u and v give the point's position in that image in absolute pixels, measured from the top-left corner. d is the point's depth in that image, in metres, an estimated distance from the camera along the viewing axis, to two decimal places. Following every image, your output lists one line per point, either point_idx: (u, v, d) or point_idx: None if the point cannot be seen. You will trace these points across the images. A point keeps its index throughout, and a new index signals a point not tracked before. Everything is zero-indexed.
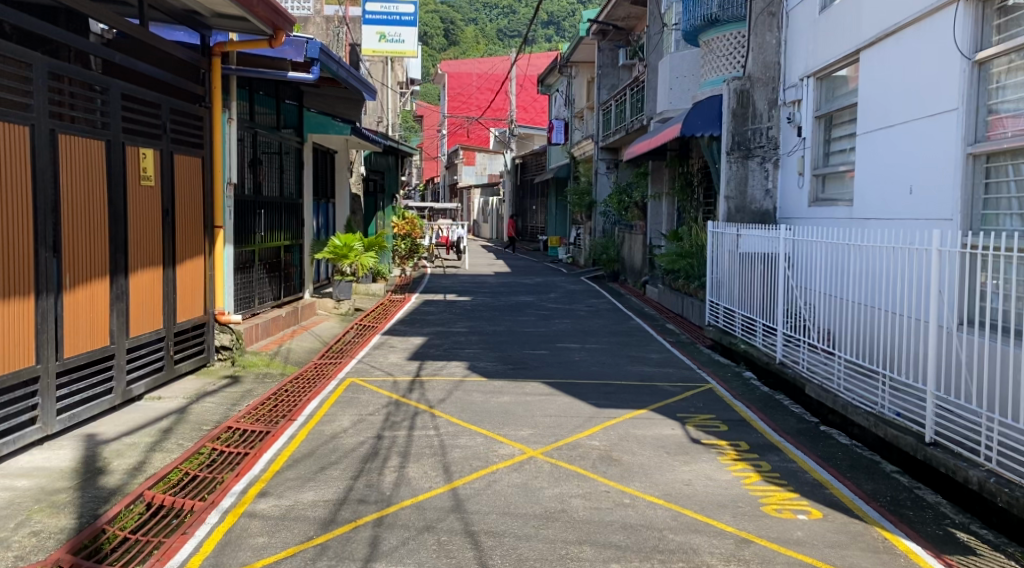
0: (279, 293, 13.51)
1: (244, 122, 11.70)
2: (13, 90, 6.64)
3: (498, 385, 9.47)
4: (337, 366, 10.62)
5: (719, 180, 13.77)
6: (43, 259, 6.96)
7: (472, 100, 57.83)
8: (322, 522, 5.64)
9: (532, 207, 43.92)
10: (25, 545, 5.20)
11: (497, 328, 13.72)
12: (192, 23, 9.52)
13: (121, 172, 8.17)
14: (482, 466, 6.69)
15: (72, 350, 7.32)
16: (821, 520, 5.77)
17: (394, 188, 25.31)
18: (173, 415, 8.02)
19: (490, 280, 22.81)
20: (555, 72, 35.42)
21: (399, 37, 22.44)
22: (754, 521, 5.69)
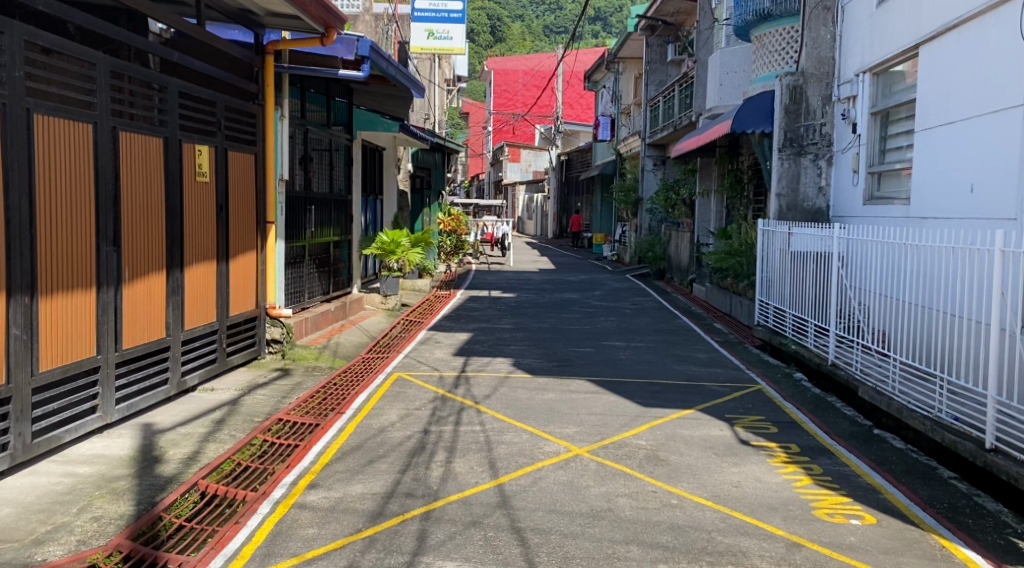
0: (328, 288, 13.70)
1: (295, 119, 11.87)
2: (76, 88, 6.82)
3: (543, 382, 9.49)
4: (384, 360, 10.73)
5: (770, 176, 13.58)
6: (104, 252, 7.15)
7: (518, 97, 57.89)
8: (371, 515, 5.71)
9: (577, 204, 43.81)
10: (88, 530, 5.36)
11: (542, 325, 13.76)
12: (246, 21, 9.69)
13: (177, 168, 8.34)
14: (528, 463, 6.72)
15: (131, 342, 7.51)
16: (876, 526, 5.70)
17: (441, 185, 25.46)
18: (226, 407, 8.17)
19: (535, 277, 22.84)
20: (602, 68, 35.38)
21: (448, 34, 22.55)
22: (806, 525, 5.65)
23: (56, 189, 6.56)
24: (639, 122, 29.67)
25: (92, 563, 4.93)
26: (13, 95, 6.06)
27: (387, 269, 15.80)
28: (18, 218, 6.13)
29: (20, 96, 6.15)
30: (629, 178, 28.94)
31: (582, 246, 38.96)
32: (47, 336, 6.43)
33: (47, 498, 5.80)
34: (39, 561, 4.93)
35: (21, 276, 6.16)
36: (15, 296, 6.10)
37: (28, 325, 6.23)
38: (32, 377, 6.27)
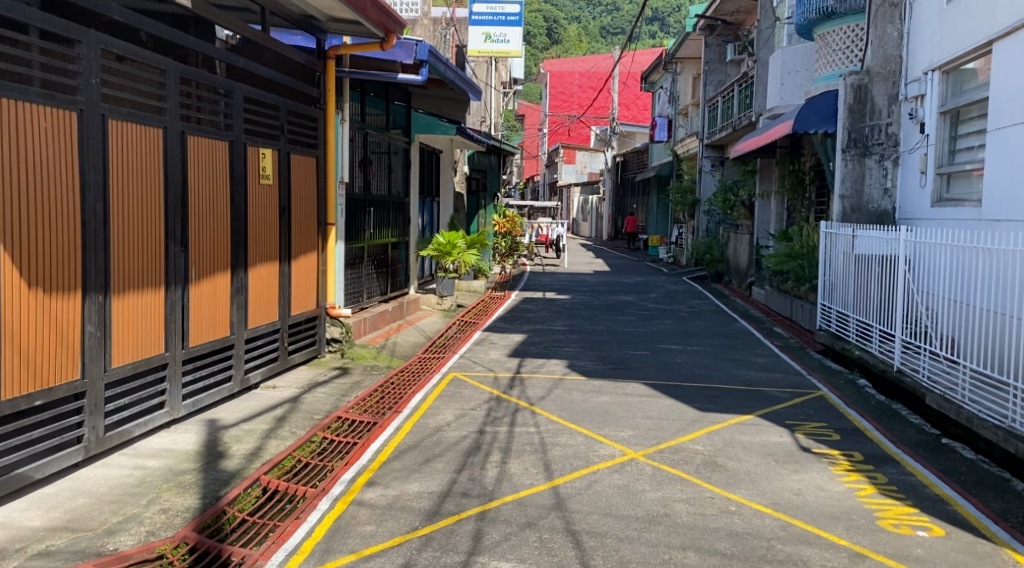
0: (386, 289, 13.90)
1: (355, 122, 12.08)
2: (148, 94, 7.06)
3: (598, 385, 9.51)
4: (440, 360, 10.84)
5: (835, 178, 13.47)
6: (172, 253, 7.39)
7: (574, 98, 57.83)
8: (427, 513, 5.81)
9: (633, 206, 43.59)
10: (156, 521, 5.55)
11: (597, 327, 13.76)
12: (308, 27, 9.90)
13: (242, 171, 8.57)
14: (583, 466, 6.75)
15: (197, 340, 7.75)
16: (944, 538, 5.62)
17: (496, 187, 25.60)
18: (288, 404, 8.37)
19: (590, 279, 22.83)
20: (659, 68, 35.18)
21: (505, 38, 22.64)
22: (870, 536, 5.59)
23: (129, 191, 6.80)
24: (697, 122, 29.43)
25: (160, 553, 5.11)
26: (89, 101, 6.31)
27: (443, 269, 15.87)
28: (94, 219, 6.38)
29: (96, 102, 6.40)
30: (687, 179, 28.68)
31: (638, 248, 38.79)
32: (119, 333, 6.67)
33: (118, 490, 6.02)
34: (111, 550, 5.13)
35: (95, 274, 6.41)
36: (90, 294, 6.35)
37: (101, 322, 6.47)
38: (105, 373, 6.52)
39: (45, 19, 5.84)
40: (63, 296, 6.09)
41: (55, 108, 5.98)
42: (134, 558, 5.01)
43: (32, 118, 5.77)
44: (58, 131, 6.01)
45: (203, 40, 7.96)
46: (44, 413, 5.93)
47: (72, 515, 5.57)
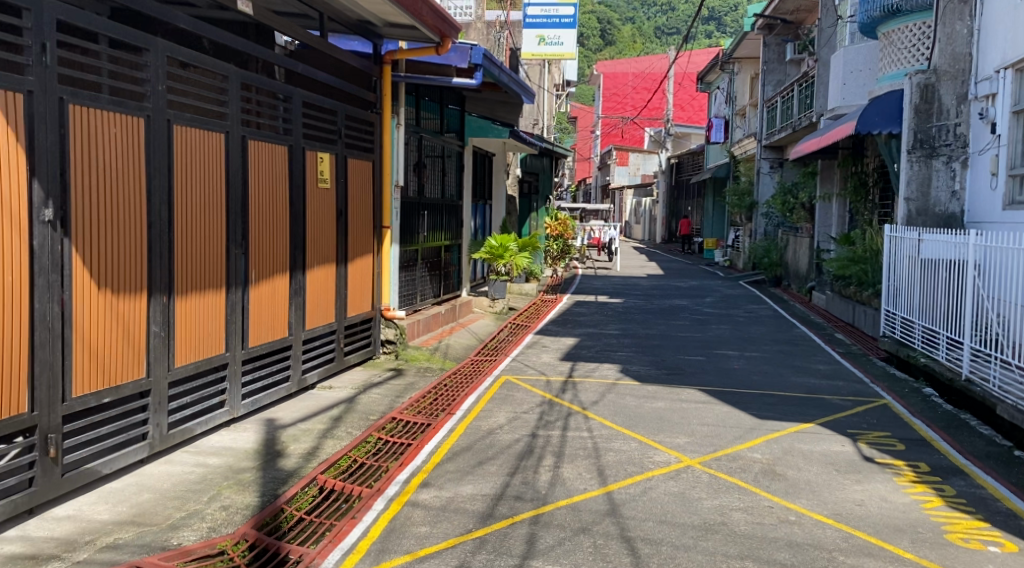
0: (439, 291, 14.02)
1: (410, 126, 12.22)
2: (210, 100, 7.23)
3: (653, 391, 9.47)
4: (493, 363, 10.89)
5: (901, 179, 13.32)
6: (233, 255, 7.56)
7: (628, 99, 57.60)
8: (481, 516, 5.86)
9: (688, 208, 43.26)
10: (217, 518, 5.69)
11: (651, 331, 13.70)
12: (365, 32, 10.03)
13: (301, 175, 8.72)
14: (637, 472, 6.74)
15: (256, 340, 7.91)
16: (1015, 554, 5.48)
17: (549, 189, 25.60)
18: (343, 404, 8.51)
19: (644, 282, 22.72)
20: (716, 68, 34.88)
21: (559, 40, 22.63)
22: (938, 550, 5.48)
23: (191, 194, 6.96)
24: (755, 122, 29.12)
25: (221, 549, 5.23)
26: (156, 108, 6.48)
27: (495, 273, 15.98)
28: (159, 222, 6.56)
29: (162, 109, 6.57)
30: (743, 181, 28.30)
31: (692, 251, 38.47)
32: (182, 334, 6.85)
33: (181, 486, 6.18)
34: (175, 545, 5.27)
35: (160, 276, 6.58)
36: (154, 295, 6.53)
37: (165, 323, 6.65)
38: (169, 372, 6.70)
39: (114, 28, 6.01)
40: (130, 297, 6.28)
41: (123, 114, 6.15)
42: (197, 553, 5.14)
43: (101, 125, 5.94)
44: (125, 137, 6.19)
45: (264, 47, 8.12)
46: (111, 410, 6.12)
47: (137, 510, 5.73)
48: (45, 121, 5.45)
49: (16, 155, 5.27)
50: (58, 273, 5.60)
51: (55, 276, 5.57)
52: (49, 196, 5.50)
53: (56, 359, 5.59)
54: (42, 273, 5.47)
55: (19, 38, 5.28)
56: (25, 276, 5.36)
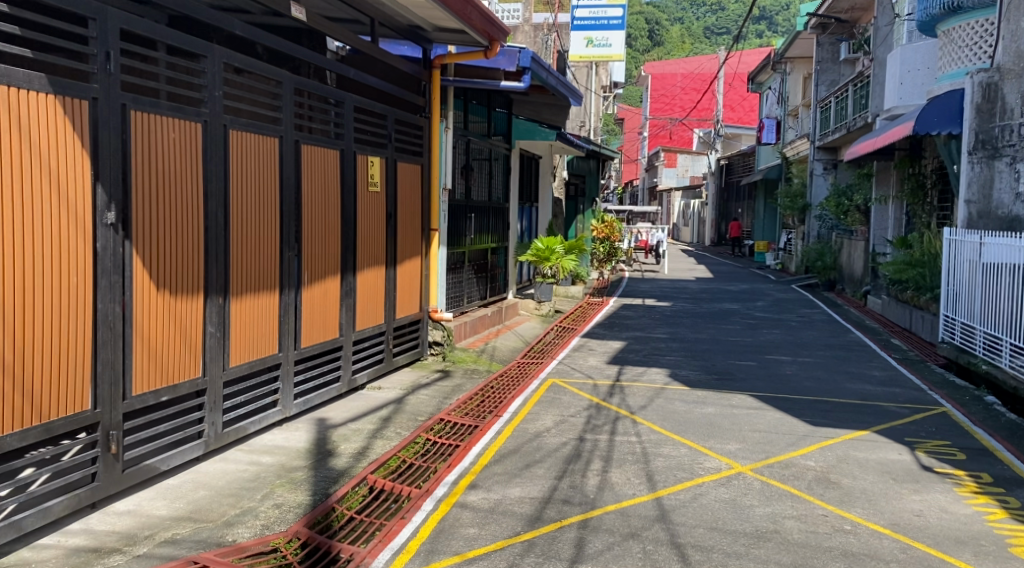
0: (486, 294, 14.10)
1: (458, 130, 12.31)
2: (265, 105, 7.37)
3: (702, 396, 9.43)
4: (539, 366, 10.91)
5: (962, 180, 13.08)
6: (286, 257, 7.70)
7: (677, 100, 57.26)
8: (529, 519, 5.89)
9: (738, 210, 42.86)
10: (271, 516, 5.80)
11: (700, 335, 13.62)
12: (415, 37, 10.13)
13: (352, 178, 8.84)
14: (687, 478, 6.72)
15: (308, 341, 8.05)
16: None
17: (595, 192, 25.55)
18: (392, 405, 8.60)
19: (693, 285, 22.57)
20: (768, 68, 34.54)
21: (606, 42, 22.56)
22: (1000, 563, 5.38)
23: (246, 198, 7.11)
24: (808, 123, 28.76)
25: (275, 547, 5.33)
26: (213, 113, 6.62)
27: (541, 275, 15.84)
28: (215, 225, 6.71)
29: (219, 114, 6.71)
30: (795, 182, 27.92)
31: (742, 254, 38.10)
32: (236, 334, 6.99)
33: (236, 483, 6.31)
34: (230, 542, 5.38)
35: (216, 278, 6.73)
36: (211, 296, 6.68)
37: (221, 323, 6.80)
38: (224, 371, 6.85)
39: (173, 36, 6.17)
40: (187, 298, 6.43)
41: (181, 120, 6.30)
42: (251, 550, 5.25)
43: (161, 130, 6.10)
44: (184, 141, 6.34)
45: (316, 52, 8.25)
46: (169, 408, 6.28)
47: (194, 506, 5.87)
48: (108, 126, 5.61)
49: (82, 160, 5.43)
50: (119, 274, 5.76)
51: (117, 277, 5.73)
52: (112, 199, 5.66)
53: (118, 358, 5.76)
54: (105, 274, 5.63)
55: (85, 46, 5.44)
56: (89, 277, 5.53)
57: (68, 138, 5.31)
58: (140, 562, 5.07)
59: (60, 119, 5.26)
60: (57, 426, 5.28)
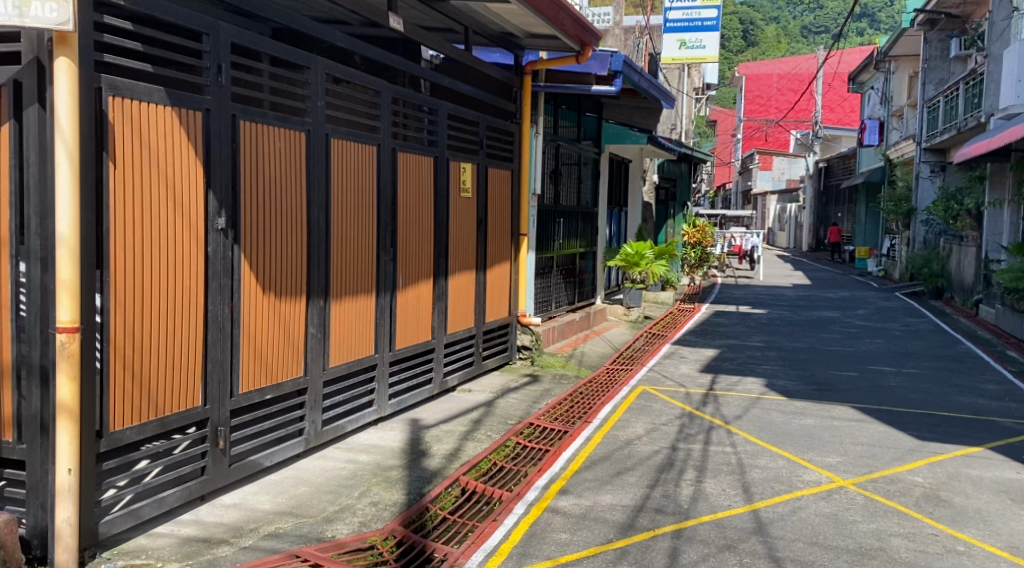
0: (574, 299, 14.14)
1: (548, 135, 12.37)
2: (364, 113, 7.57)
3: (801, 407, 9.26)
4: (629, 373, 10.88)
5: None
6: (382, 262, 7.89)
7: (772, 102, 56.16)
8: (621, 526, 5.90)
9: (837, 215, 41.76)
10: (368, 513, 5.96)
11: (798, 344, 13.36)
12: (507, 44, 10.23)
13: (445, 184, 8.98)
14: (785, 491, 6.62)
15: (402, 343, 8.22)
16: None
17: (687, 196, 25.34)
18: (483, 408, 8.72)
19: (789, 292, 22.12)
20: (871, 67, 33.61)
21: (700, 43, 22.32)
22: None
23: (346, 203, 7.31)
24: (915, 124, 27.82)
25: (372, 544, 5.48)
26: (316, 122, 6.85)
27: (630, 280, 15.96)
28: (317, 230, 6.93)
29: (321, 123, 6.93)
30: (899, 185, 27.04)
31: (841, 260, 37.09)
32: (336, 335, 7.20)
33: (334, 480, 6.51)
34: (330, 537, 5.56)
35: (318, 281, 6.95)
36: (312, 299, 6.90)
37: (321, 325, 7.01)
38: (324, 371, 7.07)
39: (279, 48, 6.39)
40: (290, 300, 6.66)
41: (287, 129, 6.54)
42: (350, 546, 5.41)
43: (268, 139, 6.33)
44: (289, 150, 6.58)
45: (411, 61, 8.42)
46: (273, 405, 6.52)
47: (295, 502, 6.08)
48: (220, 136, 5.87)
49: (197, 169, 5.71)
50: (228, 277, 6.01)
51: (226, 280, 5.99)
52: (222, 205, 5.92)
53: (227, 357, 6.02)
54: (216, 277, 5.89)
55: (200, 61, 5.70)
56: (202, 280, 5.79)
57: (184, 148, 5.58)
58: (246, 553, 5.28)
59: (177, 130, 5.53)
60: (171, 421, 5.56)
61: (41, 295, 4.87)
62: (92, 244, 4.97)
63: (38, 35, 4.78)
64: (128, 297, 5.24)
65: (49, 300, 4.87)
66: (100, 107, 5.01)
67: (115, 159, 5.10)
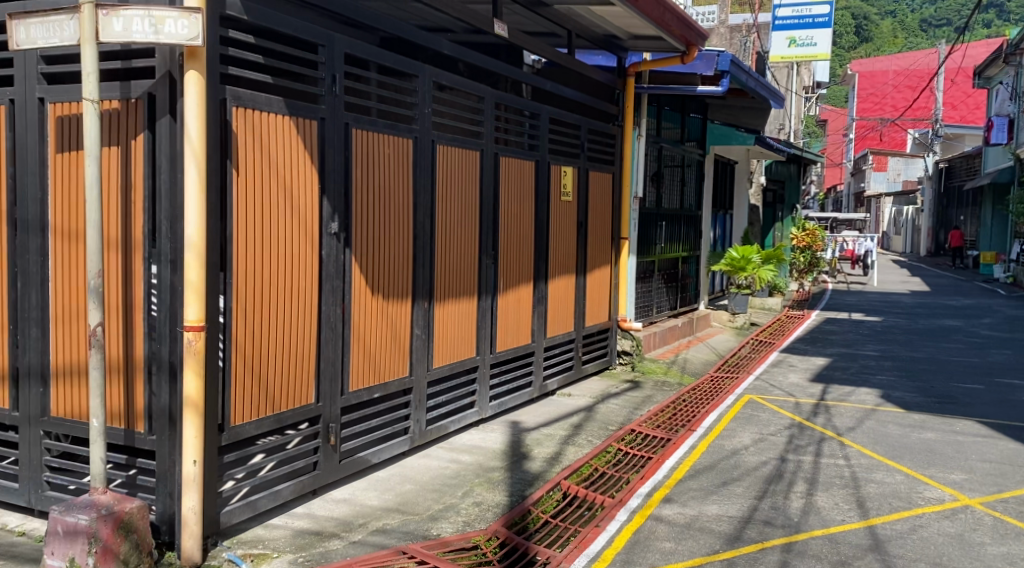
0: (676, 304, 13.97)
1: (651, 137, 12.26)
2: (468, 119, 7.67)
3: (921, 420, 8.91)
4: (735, 381, 10.67)
5: None
6: (484, 265, 7.98)
7: (888, 100, 54.08)
8: (728, 537, 5.81)
9: (960, 218, 39.94)
10: (471, 513, 6.04)
11: (917, 354, 12.85)
12: (611, 46, 10.19)
13: (547, 188, 9.02)
14: (904, 508, 6.39)
15: (503, 346, 8.30)
16: None
17: (796, 198, 24.72)
18: (583, 412, 8.71)
19: (906, 299, 21.29)
20: (999, 62, 32.06)
21: (812, 41, 21.72)
22: None
23: (451, 208, 7.43)
24: None
25: (476, 544, 5.56)
26: (422, 129, 6.98)
27: (735, 286, 15.57)
28: (423, 233, 7.06)
29: (428, 130, 7.06)
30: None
31: (963, 265, 35.47)
32: (439, 337, 7.33)
33: (438, 479, 6.62)
34: (434, 535, 5.66)
35: (423, 284, 7.09)
36: (418, 301, 7.04)
37: (426, 326, 7.14)
38: (428, 372, 7.20)
39: (389, 57, 6.54)
40: (397, 302, 6.81)
41: (396, 136, 6.69)
42: (455, 545, 5.50)
43: (379, 146, 6.50)
44: (398, 156, 6.72)
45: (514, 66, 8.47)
46: (380, 404, 6.68)
47: (402, 499, 6.22)
48: (334, 143, 6.06)
49: (311, 176, 5.90)
50: (340, 279, 6.20)
51: (338, 282, 6.18)
52: (335, 211, 6.10)
53: (338, 357, 6.20)
54: (328, 279, 6.08)
55: (316, 72, 5.89)
56: (315, 281, 5.99)
57: (300, 156, 5.78)
58: (356, 547, 5.43)
59: (294, 138, 5.73)
60: (286, 417, 5.77)
61: (170, 295, 5.13)
62: (217, 248, 5.21)
63: (170, 50, 5.03)
64: (248, 298, 5.47)
65: (178, 300, 5.12)
66: (225, 118, 5.24)
67: (237, 167, 5.33)
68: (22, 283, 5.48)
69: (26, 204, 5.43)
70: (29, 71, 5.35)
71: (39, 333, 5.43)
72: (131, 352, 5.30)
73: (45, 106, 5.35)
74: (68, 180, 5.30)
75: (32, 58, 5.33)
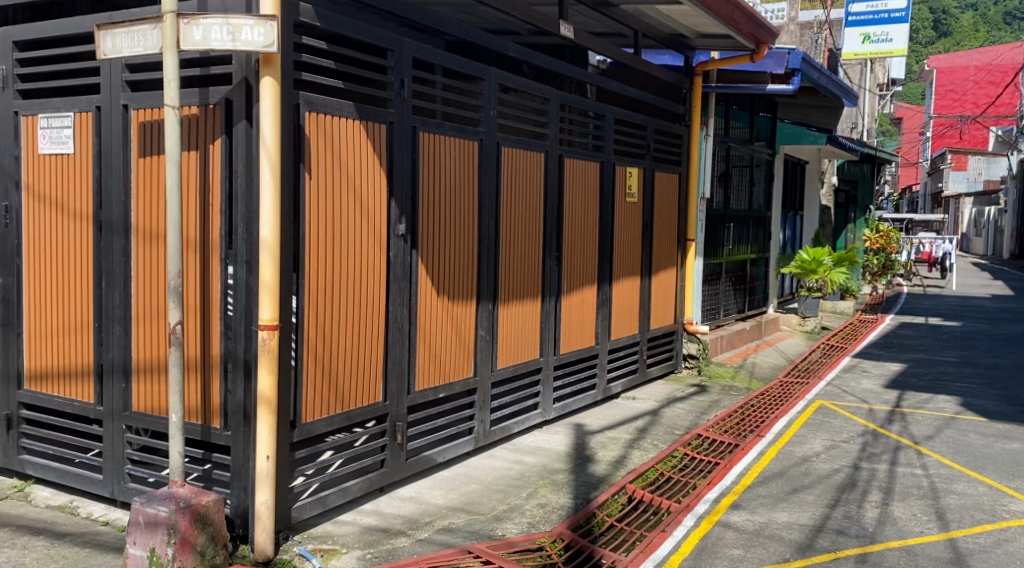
0: (744, 307, 13.80)
1: (718, 137, 12.11)
2: (533, 121, 7.70)
3: (1002, 430, 8.64)
4: (805, 387, 10.48)
5: None
6: (548, 266, 8.00)
7: (967, 97, 52.36)
8: (799, 546, 5.73)
9: None
10: (536, 515, 6.08)
11: (998, 361, 12.45)
12: (678, 45, 10.11)
13: (612, 189, 8.99)
14: (985, 521, 6.21)
15: (567, 347, 8.31)
16: None
17: (869, 199, 24.16)
18: (648, 416, 8.67)
19: (987, 304, 20.62)
20: None
21: (888, 37, 21.22)
22: None
23: (515, 211, 7.48)
24: None
25: (541, 545, 5.60)
26: (489, 131, 7.04)
27: (805, 289, 15.28)
28: (488, 235, 7.11)
29: (494, 132, 7.11)
30: None
31: None
32: (504, 338, 7.37)
33: (503, 480, 6.67)
34: (500, 536, 5.71)
35: (488, 285, 7.15)
36: (482, 302, 7.10)
37: (490, 328, 7.20)
38: (492, 373, 7.25)
39: (455, 60, 6.61)
40: (462, 303, 6.88)
41: (462, 139, 6.76)
42: (520, 546, 5.54)
43: (445, 148, 6.58)
44: (464, 158, 6.80)
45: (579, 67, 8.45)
46: (445, 404, 6.75)
47: (467, 498, 6.29)
48: (402, 146, 6.15)
49: (380, 178, 6.01)
50: (407, 280, 6.29)
51: (405, 283, 6.27)
52: (403, 213, 6.20)
53: (405, 356, 6.30)
54: (396, 280, 6.19)
55: (385, 76, 6.00)
56: (382, 282, 6.09)
57: (369, 158, 5.89)
58: (422, 546, 5.51)
59: (363, 142, 5.84)
60: (355, 415, 5.89)
61: (245, 295, 5.28)
62: (290, 249, 5.35)
63: (247, 57, 5.18)
64: (319, 298, 5.59)
65: (253, 299, 5.27)
66: (298, 123, 5.37)
67: (310, 170, 5.46)
68: (106, 283, 5.70)
69: (111, 207, 5.65)
70: (114, 79, 5.57)
71: (122, 331, 5.65)
72: (207, 350, 5.47)
73: (128, 113, 5.56)
74: (150, 184, 5.50)
75: (118, 67, 5.55)
